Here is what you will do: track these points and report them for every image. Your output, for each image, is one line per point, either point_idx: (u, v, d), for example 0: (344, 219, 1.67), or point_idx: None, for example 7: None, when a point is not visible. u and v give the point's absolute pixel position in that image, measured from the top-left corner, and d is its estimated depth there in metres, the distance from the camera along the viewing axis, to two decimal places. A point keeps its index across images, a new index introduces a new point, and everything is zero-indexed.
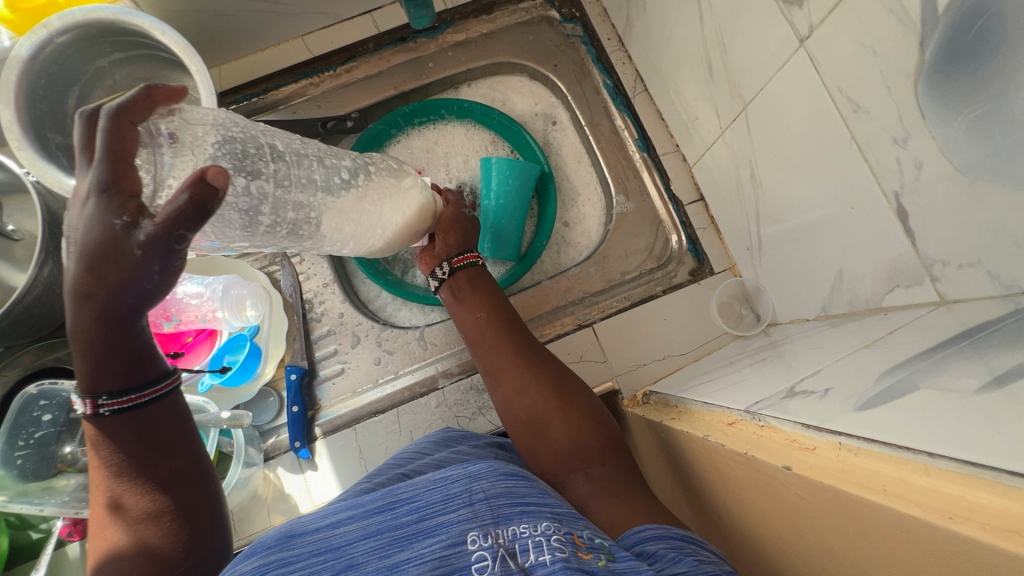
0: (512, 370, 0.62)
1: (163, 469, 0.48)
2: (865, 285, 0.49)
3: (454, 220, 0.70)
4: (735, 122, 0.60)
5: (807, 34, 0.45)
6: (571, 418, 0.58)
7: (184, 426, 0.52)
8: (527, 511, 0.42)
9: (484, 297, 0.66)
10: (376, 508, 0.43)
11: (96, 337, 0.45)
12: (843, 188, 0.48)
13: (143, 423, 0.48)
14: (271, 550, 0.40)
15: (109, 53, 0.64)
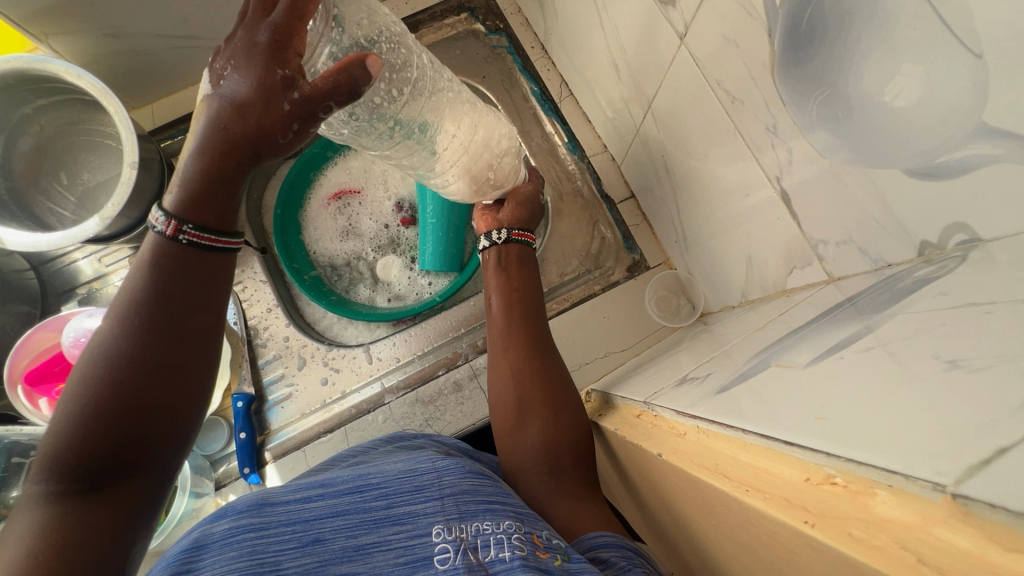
0: (523, 351, 0.59)
1: (168, 339, 0.41)
2: (771, 269, 0.50)
3: (528, 197, 0.68)
4: (647, 119, 0.61)
5: (684, 31, 0.47)
6: (557, 417, 0.54)
7: (198, 333, 0.43)
8: (491, 507, 0.43)
9: (523, 272, 0.64)
10: (348, 487, 0.44)
11: (214, 168, 0.41)
12: (738, 176, 0.49)
13: (183, 272, 0.42)
14: (244, 514, 0.40)
15: (31, 100, 0.65)
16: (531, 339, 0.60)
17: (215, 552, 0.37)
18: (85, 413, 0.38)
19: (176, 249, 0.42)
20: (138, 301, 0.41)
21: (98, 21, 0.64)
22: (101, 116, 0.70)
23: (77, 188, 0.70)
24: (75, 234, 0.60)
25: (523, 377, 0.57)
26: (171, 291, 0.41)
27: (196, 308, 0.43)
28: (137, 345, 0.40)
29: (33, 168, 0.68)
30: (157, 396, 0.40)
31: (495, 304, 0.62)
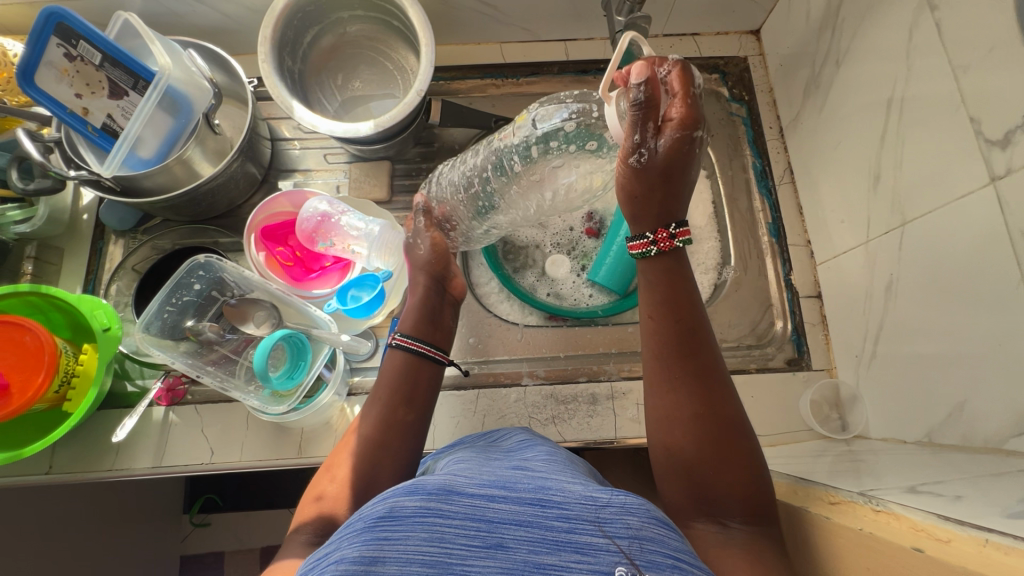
0: (678, 390, 0.51)
1: (389, 423, 0.56)
2: (988, 424, 0.50)
3: (640, 173, 0.54)
4: (886, 236, 0.63)
5: (1002, 174, 0.48)
6: (722, 472, 0.48)
7: (406, 423, 0.56)
8: (677, 563, 0.34)
9: (664, 297, 0.55)
10: (530, 494, 0.36)
11: (421, 311, 0.63)
12: (993, 326, 0.50)
13: (406, 374, 0.59)
14: (431, 497, 0.34)
15: (353, 8, 0.73)
16: (691, 374, 0.52)
17: (408, 531, 0.33)
18: (337, 476, 0.53)
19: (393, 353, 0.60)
20: (379, 398, 0.58)
21: None
22: (392, 42, 0.77)
23: (346, 93, 0.79)
24: (350, 130, 0.68)
25: (676, 418, 0.50)
26: (401, 387, 0.58)
27: (400, 402, 0.57)
28: (373, 429, 0.55)
29: (322, 62, 0.77)
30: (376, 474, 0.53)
31: (651, 333, 0.54)
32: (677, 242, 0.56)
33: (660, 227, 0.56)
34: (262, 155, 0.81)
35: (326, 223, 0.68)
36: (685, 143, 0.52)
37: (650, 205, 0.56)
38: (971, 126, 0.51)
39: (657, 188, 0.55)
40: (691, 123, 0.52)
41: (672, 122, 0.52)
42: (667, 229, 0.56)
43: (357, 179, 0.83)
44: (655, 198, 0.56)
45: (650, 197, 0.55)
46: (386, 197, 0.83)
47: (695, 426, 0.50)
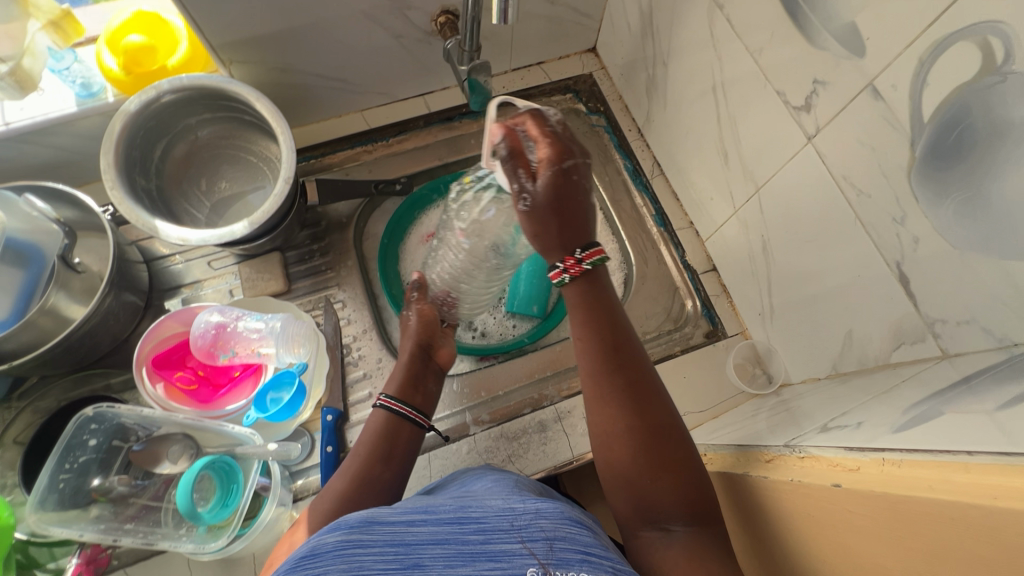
0: (608, 406, 0.52)
1: (364, 482, 0.55)
2: (873, 344, 0.56)
3: (536, 216, 0.52)
4: (748, 203, 0.70)
5: (814, 132, 0.55)
6: (659, 484, 0.48)
7: (385, 471, 0.57)
8: (587, 557, 0.36)
9: (585, 316, 0.55)
10: (450, 515, 0.37)
11: (405, 378, 0.65)
12: (850, 260, 0.56)
13: (390, 433, 0.60)
14: (353, 528, 0.34)
15: (199, 113, 0.72)
16: (622, 388, 0.52)
17: (329, 565, 0.32)
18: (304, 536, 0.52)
19: (382, 414, 0.61)
20: (357, 452, 0.58)
21: (275, 56, 0.73)
22: (250, 136, 0.76)
23: (213, 196, 0.76)
24: (223, 234, 0.65)
25: (612, 433, 0.51)
26: (380, 441, 0.59)
27: (377, 459, 0.57)
28: (349, 485, 0.55)
29: (179, 172, 0.75)
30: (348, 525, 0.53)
31: (579, 351, 0.55)
32: (585, 265, 0.53)
33: (567, 255, 0.53)
34: (139, 281, 0.76)
35: (223, 333, 0.64)
36: (558, 173, 0.52)
37: (554, 237, 0.53)
38: (779, 97, 0.58)
39: (552, 220, 0.52)
40: (557, 157, 0.52)
41: (541, 162, 0.52)
42: (574, 256, 0.53)
43: (249, 277, 0.80)
44: (553, 229, 0.53)
45: (547, 232, 0.53)
46: (285, 287, 0.80)
47: (632, 443, 0.50)
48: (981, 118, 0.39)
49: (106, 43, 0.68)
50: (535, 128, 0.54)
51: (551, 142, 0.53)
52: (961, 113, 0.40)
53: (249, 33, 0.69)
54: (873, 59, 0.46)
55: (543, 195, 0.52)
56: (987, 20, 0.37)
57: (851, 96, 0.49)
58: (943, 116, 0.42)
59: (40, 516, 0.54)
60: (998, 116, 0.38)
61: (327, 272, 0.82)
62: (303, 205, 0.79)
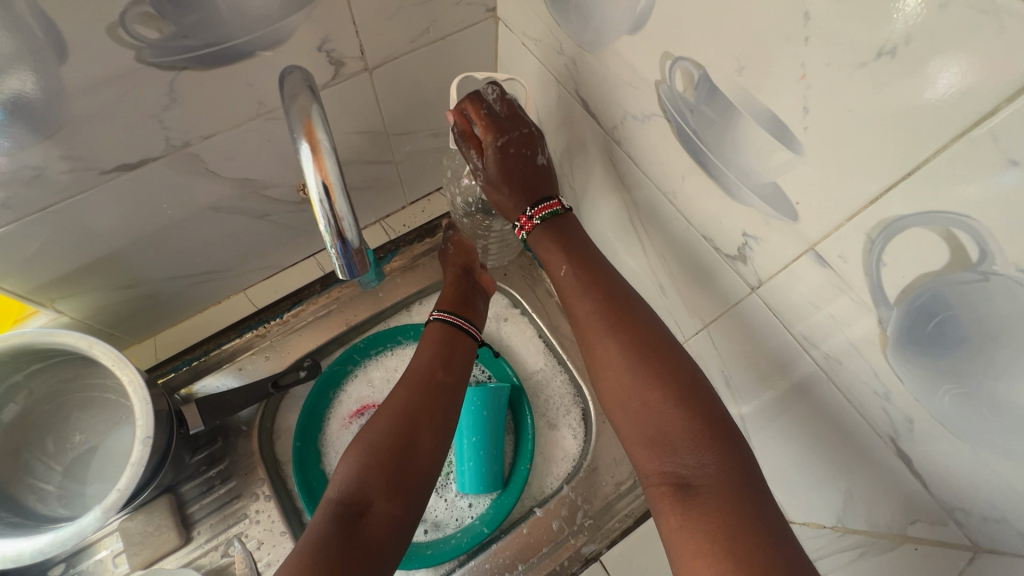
0: (608, 350, 0.54)
1: (424, 375, 0.59)
2: (880, 509, 0.47)
3: (494, 185, 0.61)
4: (697, 336, 0.61)
5: (757, 283, 0.47)
6: (655, 387, 0.50)
7: (444, 411, 0.58)
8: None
9: (557, 252, 0.60)
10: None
11: (456, 297, 0.69)
12: (832, 415, 0.47)
13: (449, 339, 0.64)
14: None
15: (24, 366, 0.58)
16: (610, 309, 0.55)
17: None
18: (359, 466, 0.51)
19: (436, 324, 0.65)
20: (406, 393, 0.57)
21: (112, 277, 0.61)
22: (100, 369, 0.62)
23: (66, 456, 0.61)
24: (71, 533, 0.51)
25: (610, 366, 0.53)
26: (439, 351, 0.62)
27: (441, 365, 0.61)
28: (411, 393, 0.57)
29: (13, 440, 0.59)
30: (399, 486, 0.51)
31: (559, 280, 0.59)
32: (536, 221, 0.60)
33: (520, 215, 0.61)
34: None
35: None
36: (499, 150, 0.59)
37: (509, 203, 0.61)
38: (707, 241, 0.50)
39: (512, 173, 0.60)
40: (497, 135, 0.59)
41: (486, 143, 0.60)
42: (525, 214, 0.60)
43: (133, 540, 0.64)
44: (506, 189, 0.61)
45: (501, 198, 0.61)
46: (182, 538, 0.65)
47: (627, 355, 0.52)
48: (964, 313, 0.31)
49: None
50: (474, 107, 0.59)
51: (506, 119, 0.60)
52: (935, 303, 0.32)
53: (68, 266, 0.56)
54: (810, 227, 0.38)
55: (493, 168, 0.60)
56: (945, 210, 0.29)
57: (790, 257, 0.41)
58: (913, 301, 0.34)
59: None
60: (986, 314, 0.30)
61: (234, 502, 0.67)
62: (184, 435, 0.65)
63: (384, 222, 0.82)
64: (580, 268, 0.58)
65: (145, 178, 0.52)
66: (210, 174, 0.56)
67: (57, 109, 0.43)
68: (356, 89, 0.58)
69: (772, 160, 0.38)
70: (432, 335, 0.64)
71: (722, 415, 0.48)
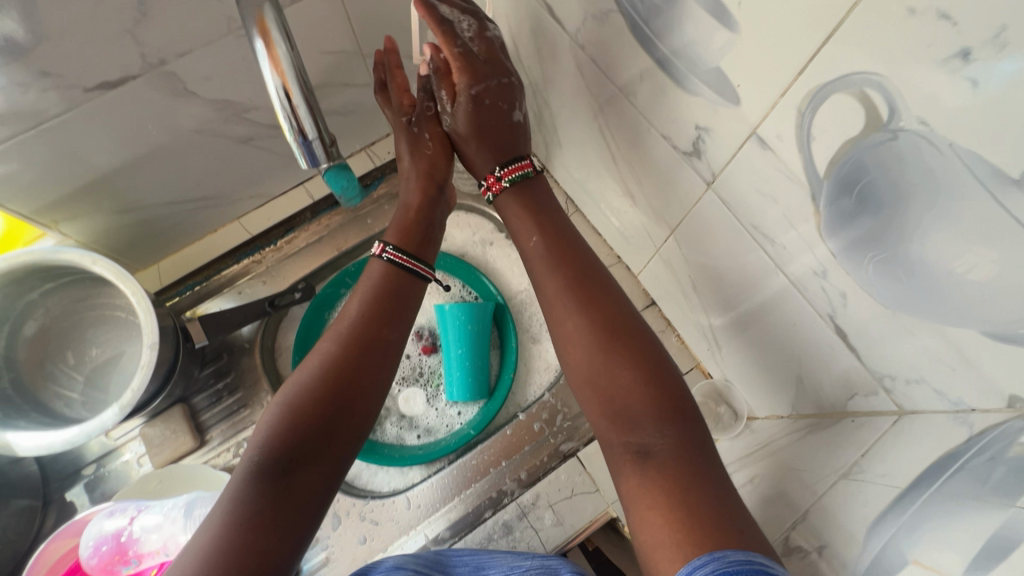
0: (574, 321, 0.52)
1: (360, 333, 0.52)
2: (826, 391, 0.50)
3: (467, 131, 0.61)
4: (668, 243, 0.63)
5: (711, 178, 0.48)
6: (622, 357, 0.48)
7: (379, 369, 0.52)
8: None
9: (531, 224, 0.59)
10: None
11: (411, 223, 0.62)
12: (782, 303, 0.50)
13: (397, 289, 0.57)
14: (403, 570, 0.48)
15: (38, 285, 0.63)
16: (579, 280, 0.54)
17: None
18: (278, 429, 0.45)
19: (380, 264, 0.58)
20: (339, 350, 0.51)
21: (110, 200, 0.64)
22: (108, 289, 0.68)
23: (85, 367, 0.67)
24: (92, 428, 0.57)
25: (577, 340, 0.51)
26: (381, 305, 0.55)
27: (386, 322, 0.54)
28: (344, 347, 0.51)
29: (36, 353, 0.65)
30: (327, 446, 0.47)
31: (529, 252, 0.58)
32: (506, 182, 0.60)
33: (489, 174, 0.61)
34: (27, 480, 0.67)
35: (122, 542, 0.57)
36: (471, 100, 0.60)
37: (481, 154, 0.62)
38: (666, 141, 0.51)
39: (484, 124, 0.61)
40: (470, 81, 0.59)
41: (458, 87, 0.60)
42: (495, 174, 0.61)
43: (154, 442, 0.71)
44: (477, 140, 0.61)
45: (474, 151, 0.62)
46: (198, 441, 0.71)
47: (595, 324, 0.51)
48: (881, 176, 0.33)
49: None
50: (448, 44, 0.59)
51: (482, 62, 0.60)
52: (858, 171, 0.34)
53: (66, 189, 0.60)
54: (751, 109, 0.39)
55: (464, 119, 0.61)
56: (858, 70, 0.31)
57: (737, 145, 0.43)
58: (839, 170, 0.35)
59: None
60: (897, 175, 0.32)
61: (243, 410, 0.74)
62: (190, 349, 0.70)
63: (370, 150, 0.84)
64: (553, 241, 0.57)
65: (129, 99, 0.54)
66: (189, 95, 0.58)
67: (34, 26, 0.45)
68: (326, 5, 0.59)
69: (715, 43, 0.39)
70: (377, 276, 0.57)
71: (685, 388, 0.47)
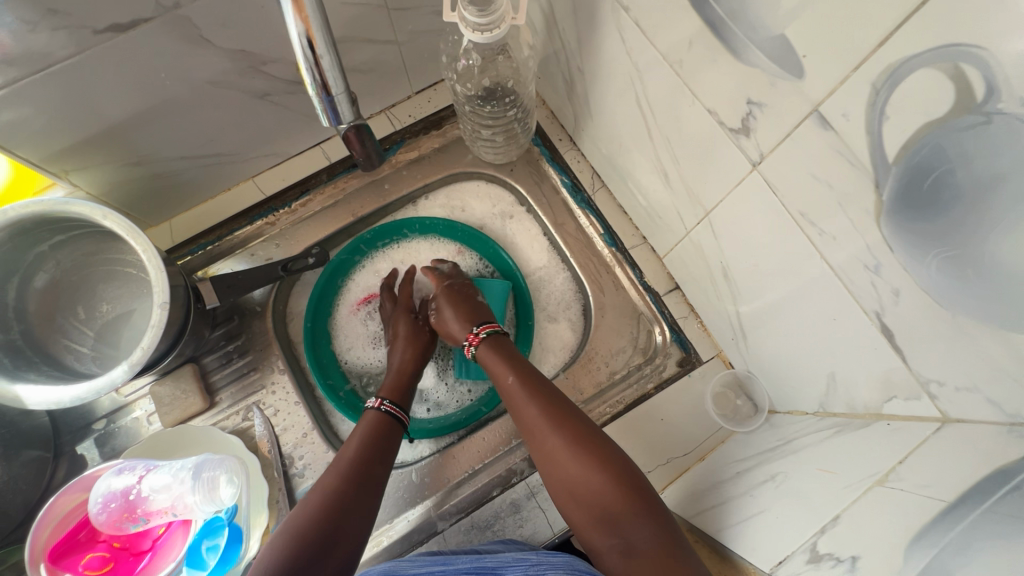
0: (549, 446, 0.54)
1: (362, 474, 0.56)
2: (860, 391, 0.48)
3: (449, 300, 0.70)
4: (700, 226, 0.60)
5: (759, 159, 0.45)
6: (591, 461, 0.51)
7: (380, 465, 0.59)
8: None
9: (501, 372, 0.62)
10: (466, 566, 0.49)
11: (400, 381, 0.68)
12: (822, 297, 0.47)
13: (387, 435, 0.63)
14: None
15: (47, 237, 0.61)
16: (551, 414, 0.56)
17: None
18: (292, 535, 0.49)
19: (377, 414, 0.64)
20: (333, 479, 0.55)
21: (121, 151, 0.62)
22: (119, 245, 0.66)
23: (96, 322, 0.66)
24: (101, 385, 0.56)
25: (554, 460, 0.54)
26: (376, 445, 0.60)
27: (379, 460, 0.59)
28: (334, 481, 0.55)
29: (47, 307, 0.64)
30: (330, 544, 0.49)
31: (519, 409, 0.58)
32: (483, 334, 0.65)
33: (468, 331, 0.67)
34: (38, 431, 0.67)
35: (132, 499, 0.57)
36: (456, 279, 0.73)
37: (456, 322, 0.68)
38: (711, 116, 0.48)
39: (464, 302, 0.70)
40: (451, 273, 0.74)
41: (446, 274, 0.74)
42: (473, 332, 0.66)
43: (164, 401, 0.70)
44: (461, 306, 0.69)
45: (451, 318, 0.68)
46: (207, 403, 0.71)
47: (569, 442, 0.53)
48: (965, 164, 0.30)
49: None
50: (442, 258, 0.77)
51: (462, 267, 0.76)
52: (935, 157, 0.31)
53: (75, 138, 0.57)
54: (816, 83, 0.36)
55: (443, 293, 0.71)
56: (956, 41, 0.27)
57: (793, 123, 0.39)
58: (913, 157, 0.32)
59: None
60: (984, 163, 0.29)
61: (252, 374, 0.73)
62: (201, 310, 0.69)
63: (390, 112, 0.80)
64: (525, 377, 0.59)
65: (141, 43, 0.51)
66: (204, 44, 0.55)
67: None
68: None
69: (783, 5, 0.35)
70: (370, 425, 0.63)
71: (639, 469, 0.51)
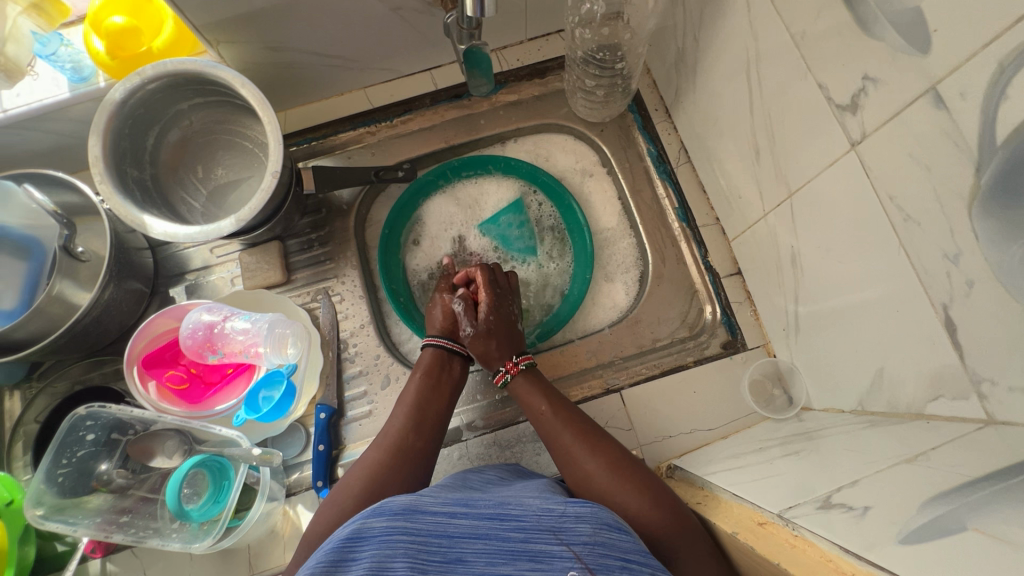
0: (591, 474, 0.56)
1: (405, 446, 0.60)
2: (905, 389, 0.48)
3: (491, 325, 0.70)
4: (780, 208, 0.61)
5: (859, 138, 0.46)
6: (625, 487, 0.53)
7: (421, 444, 0.61)
8: (625, 563, 0.40)
9: (535, 400, 0.64)
10: (489, 511, 0.42)
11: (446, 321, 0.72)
12: (888, 288, 0.48)
13: (424, 407, 0.64)
14: (398, 517, 0.39)
15: (190, 98, 0.69)
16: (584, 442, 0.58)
17: (373, 548, 0.37)
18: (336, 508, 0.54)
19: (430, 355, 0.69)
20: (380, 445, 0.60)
21: (264, 34, 0.68)
22: (243, 119, 0.74)
23: (210, 183, 0.75)
24: (210, 231, 0.63)
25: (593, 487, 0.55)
26: (421, 415, 0.63)
27: (414, 431, 0.61)
28: (381, 452, 0.59)
29: (173, 159, 0.73)
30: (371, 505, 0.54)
31: (551, 434, 0.61)
32: (522, 366, 0.67)
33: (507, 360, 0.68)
34: (143, 266, 0.76)
35: (213, 333, 0.65)
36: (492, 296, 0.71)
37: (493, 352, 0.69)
38: (820, 91, 0.49)
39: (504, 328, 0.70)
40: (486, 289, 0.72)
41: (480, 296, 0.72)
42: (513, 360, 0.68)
43: (249, 267, 0.78)
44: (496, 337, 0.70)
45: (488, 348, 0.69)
46: (285, 278, 0.78)
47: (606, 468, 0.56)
48: None
49: (90, 26, 0.65)
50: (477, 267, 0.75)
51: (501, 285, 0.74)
52: None
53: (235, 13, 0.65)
54: (940, 60, 0.37)
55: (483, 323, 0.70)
56: None
57: (905, 102, 0.40)
58: (1022, 141, 0.33)
59: (41, 509, 0.56)
60: None
61: (328, 263, 0.80)
62: (298, 193, 0.76)
63: (500, 53, 0.84)
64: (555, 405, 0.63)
65: None
66: None
67: None
68: None
69: None
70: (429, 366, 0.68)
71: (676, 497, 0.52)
